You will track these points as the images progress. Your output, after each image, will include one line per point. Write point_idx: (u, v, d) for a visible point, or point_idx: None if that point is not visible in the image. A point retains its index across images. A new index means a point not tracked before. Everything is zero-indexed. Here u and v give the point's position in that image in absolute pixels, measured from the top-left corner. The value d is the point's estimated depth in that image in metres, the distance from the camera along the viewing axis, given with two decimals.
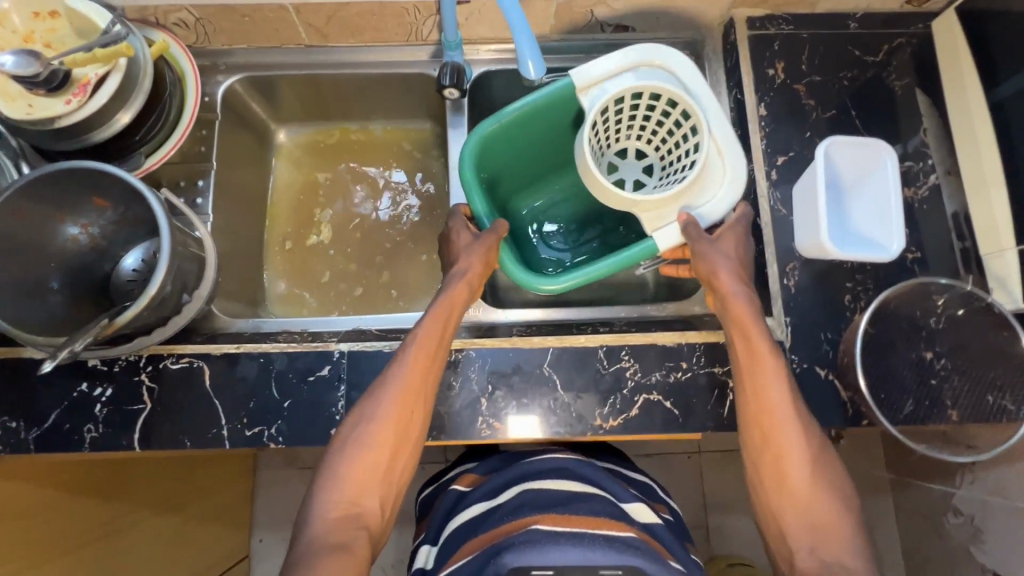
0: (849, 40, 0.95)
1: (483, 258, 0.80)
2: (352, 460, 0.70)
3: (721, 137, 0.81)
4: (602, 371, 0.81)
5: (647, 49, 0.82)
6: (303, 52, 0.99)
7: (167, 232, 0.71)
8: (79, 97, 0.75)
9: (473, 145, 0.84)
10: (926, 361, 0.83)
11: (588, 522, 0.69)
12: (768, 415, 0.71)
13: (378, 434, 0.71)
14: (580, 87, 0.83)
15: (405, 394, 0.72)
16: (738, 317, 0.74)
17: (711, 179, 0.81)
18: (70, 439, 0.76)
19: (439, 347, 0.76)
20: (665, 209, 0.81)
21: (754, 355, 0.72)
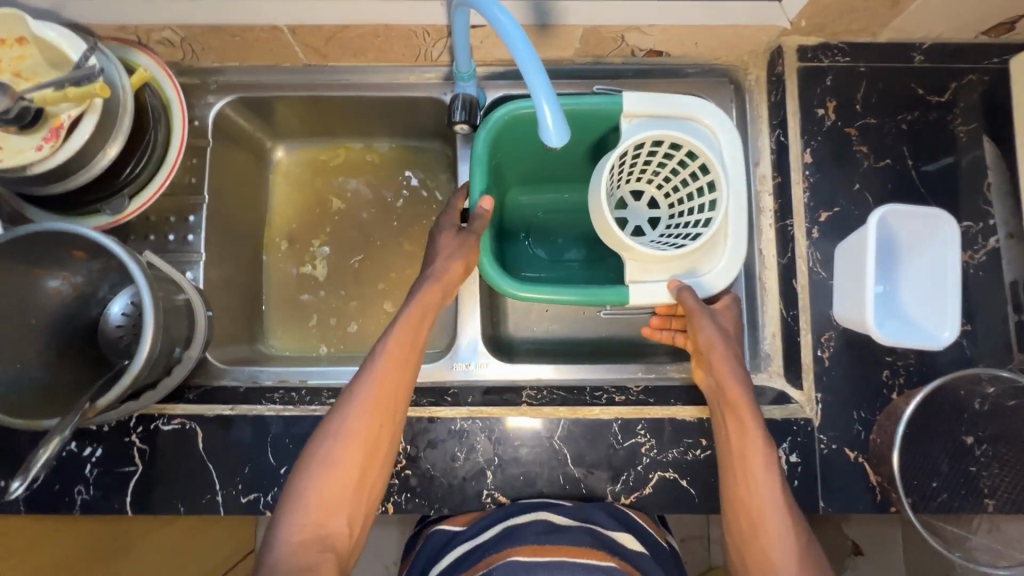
0: (911, 75, 0.84)
1: (462, 259, 0.74)
2: (317, 475, 0.64)
3: (735, 221, 0.72)
4: (615, 447, 0.76)
5: (708, 106, 0.73)
6: (301, 71, 0.90)
7: (151, 299, 0.66)
8: (51, 141, 0.68)
9: (496, 121, 0.78)
10: (966, 446, 0.77)
11: (567, 552, 0.69)
12: (761, 497, 0.66)
13: (347, 443, 0.65)
14: (628, 112, 0.75)
15: (377, 404, 0.67)
16: (734, 400, 0.68)
17: (711, 253, 0.73)
18: (61, 500, 0.74)
19: (416, 345, 0.71)
20: (653, 268, 0.73)
21: (745, 449, 0.67)
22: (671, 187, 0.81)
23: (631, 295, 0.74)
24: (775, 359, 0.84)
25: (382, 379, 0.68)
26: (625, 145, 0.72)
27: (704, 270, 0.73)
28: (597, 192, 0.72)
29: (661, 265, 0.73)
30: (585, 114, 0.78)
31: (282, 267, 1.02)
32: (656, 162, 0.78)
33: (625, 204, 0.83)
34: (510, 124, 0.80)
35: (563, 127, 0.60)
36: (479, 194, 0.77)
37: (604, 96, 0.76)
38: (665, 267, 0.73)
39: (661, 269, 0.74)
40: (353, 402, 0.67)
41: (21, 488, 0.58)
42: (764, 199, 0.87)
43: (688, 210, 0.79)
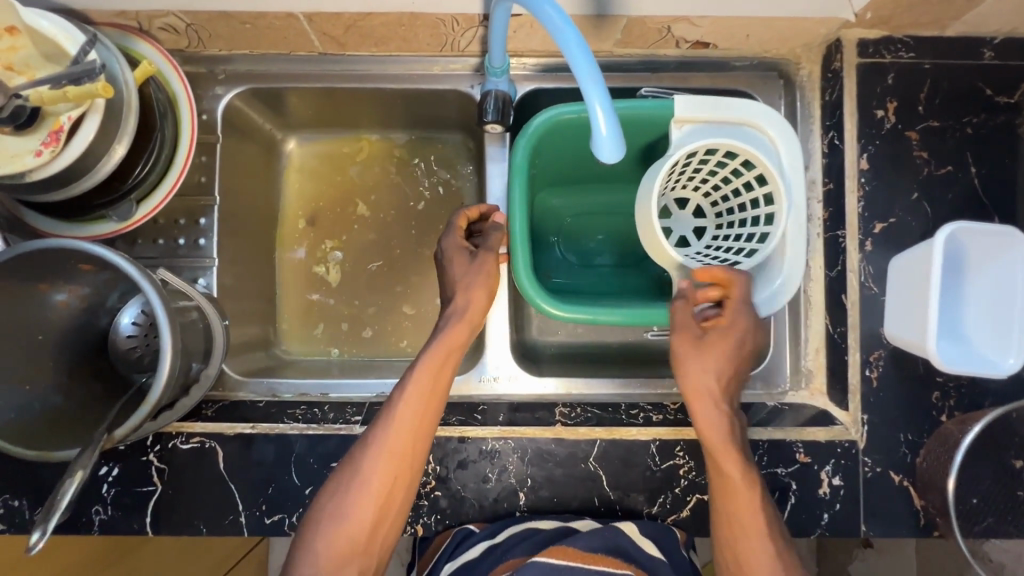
0: (979, 73, 0.77)
1: (483, 292, 0.73)
2: (331, 523, 0.64)
3: (794, 241, 0.68)
4: (653, 469, 0.74)
5: (768, 113, 0.69)
6: (316, 60, 0.83)
7: (167, 322, 0.61)
8: (51, 146, 0.61)
9: (543, 124, 0.73)
10: (1015, 470, 0.74)
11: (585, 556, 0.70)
12: (739, 518, 0.65)
13: (359, 495, 0.64)
14: (680, 117, 0.70)
15: (395, 453, 0.65)
16: (707, 430, 0.68)
17: (766, 273, 0.70)
18: (78, 521, 0.71)
19: (433, 397, 0.68)
20: (705, 284, 0.70)
21: (726, 483, 0.66)
22: (719, 196, 0.78)
23: (681, 314, 0.71)
24: (817, 376, 0.80)
25: (400, 427, 0.66)
26: (679, 155, 0.68)
27: (760, 292, 0.70)
28: (648, 206, 0.69)
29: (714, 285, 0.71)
30: (638, 120, 0.74)
31: (296, 269, 0.97)
32: (706, 170, 0.75)
33: (669, 211, 0.81)
34: (559, 123, 0.75)
35: (618, 141, 0.53)
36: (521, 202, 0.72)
37: (655, 100, 0.72)
38: (718, 287, 0.70)
39: (712, 289, 0.71)
40: (371, 449, 0.65)
41: (43, 537, 0.54)
42: (813, 206, 0.81)
43: (738, 222, 0.77)
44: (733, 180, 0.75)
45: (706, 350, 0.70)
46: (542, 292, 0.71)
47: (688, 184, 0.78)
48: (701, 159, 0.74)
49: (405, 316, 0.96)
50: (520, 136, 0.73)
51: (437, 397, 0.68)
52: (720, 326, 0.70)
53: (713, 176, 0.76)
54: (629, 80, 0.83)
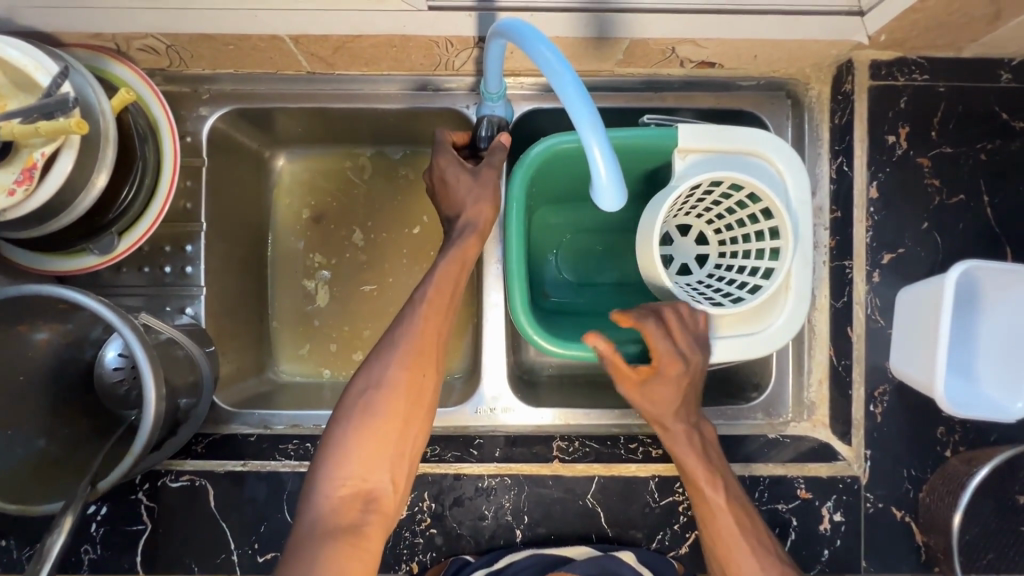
0: (995, 97, 0.74)
1: (490, 200, 0.70)
2: (357, 431, 0.58)
3: (798, 276, 0.67)
4: (651, 505, 0.73)
5: (776, 144, 0.67)
6: (304, 79, 0.79)
7: (150, 368, 0.59)
8: (23, 184, 0.58)
9: (542, 153, 0.70)
10: (1018, 504, 0.73)
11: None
12: (728, 539, 0.65)
13: (387, 396, 0.59)
14: (684, 147, 0.67)
15: (419, 350, 0.61)
16: (687, 460, 0.67)
17: (769, 307, 0.68)
18: (67, 560, 0.70)
19: (452, 295, 0.65)
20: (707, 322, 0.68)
21: (705, 504, 0.66)
22: (723, 224, 0.75)
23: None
24: (820, 407, 0.79)
25: (426, 328, 0.62)
26: (684, 188, 0.65)
27: (763, 328, 0.67)
28: (651, 243, 0.67)
29: (715, 322, 0.68)
30: (640, 149, 0.70)
31: (288, 290, 0.94)
32: (710, 200, 0.72)
33: (671, 238, 0.77)
34: (561, 150, 0.71)
35: (619, 189, 0.51)
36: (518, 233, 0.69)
37: (656, 129, 0.68)
38: (722, 324, 0.68)
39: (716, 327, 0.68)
40: (395, 349, 0.61)
41: None
42: (819, 233, 0.79)
43: (742, 253, 0.73)
44: (736, 210, 0.72)
45: (652, 393, 0.67)
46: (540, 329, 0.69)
47: (691, 211, 0.75)
48: (706, 189, 0.70)
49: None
50: (521, 161, 0.70)
51: (455, 299, 0.66)
52: (655, 370, 0.66)
53: (718, 205, 0.73)
54: (630, 101, 0.80)
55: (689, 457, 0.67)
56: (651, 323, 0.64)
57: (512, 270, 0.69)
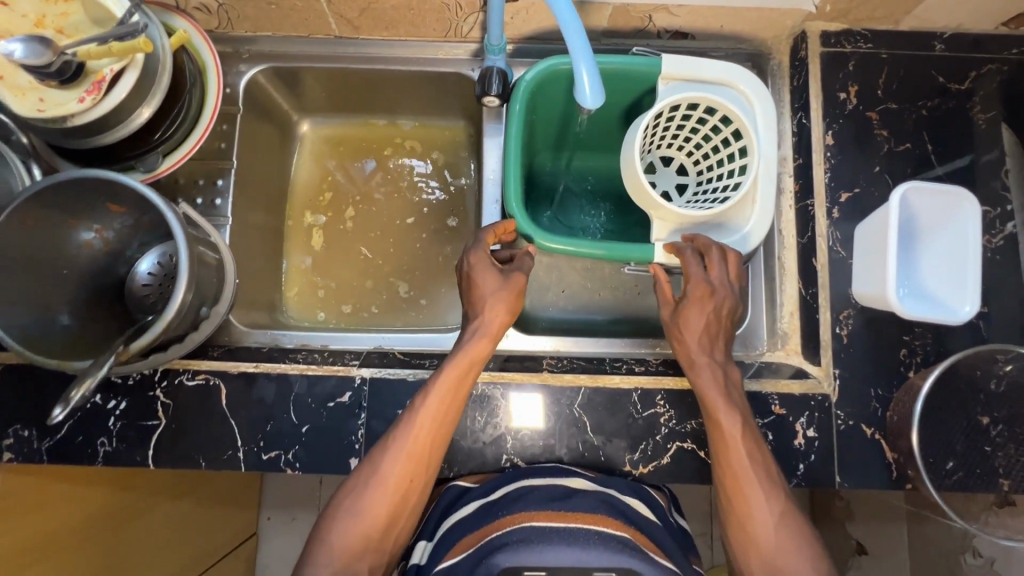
0: (933, 64, 0.85)
1: (507, 305, 0.74)
2: (354, 512, 0.66)
3: (763, 188, 0.76)
4: (634, 416, 0.77)
5: (745, 74, 0.77)
6: (332, 43, 0.92)
7: (186, 250, 0.67)
8: (93, 94, 0.69)
9: (536, 76, 0.78)
10: (982, 426, 0.77)
11: (587, 519, 0.63)
12: (739, 472, 0.67)
13: (378, 497, 0.66)
14: (666, 74, 0.78)
15: (411, 455, 0.68)
16: (710, 396, 0.70)
17: (737, 217, 0.77)
18: (83, 451, 0.74)
19: (453, 400, 0.70)
20: (678, 224, 0.78)
21: (726, 440, 0.68)
22: (701, 154, 0.85)
23: (655, 253, 0.78)
24: (792, 337, 0.84)
25: (418, 430, 0.69)
26: (664, 105, 0.76)
27: (729, 235, 0.77)
28: (632, 155, 0.77)
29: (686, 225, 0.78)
30: (628, 75, 0.80)
31: (305, 239, 1.04)
32: (689, 127, 0.82)
33: (655, 168, 0.89)
34: (558, 76, 0.80)
35: (598, 87, 0.63)
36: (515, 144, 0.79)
37: (645, 58, 0.78)
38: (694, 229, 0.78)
39: (688, 230, 0.79)
40: (389, 452, 0.68)
41: (65, 412, 0.59)
42: (785, 180, 0.88)
43: (716, 177, 0.84)
44: (710, 136, 0.82)
45: (683, 317, 0.73)
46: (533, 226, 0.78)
47: (672, 140, 0.85)
48: (685, 115, 0.81)
49: (402, 302, 1.03)
50: (519, 81, 0.78)
51: (454, 409, 0.70)
52: (686, 295, 0.74)
53: (695, 133, 0.83)
54: None
55: (713, 393, 0.69)
56: (687, 252, 0.75)
57: (509, 173, 0.79)
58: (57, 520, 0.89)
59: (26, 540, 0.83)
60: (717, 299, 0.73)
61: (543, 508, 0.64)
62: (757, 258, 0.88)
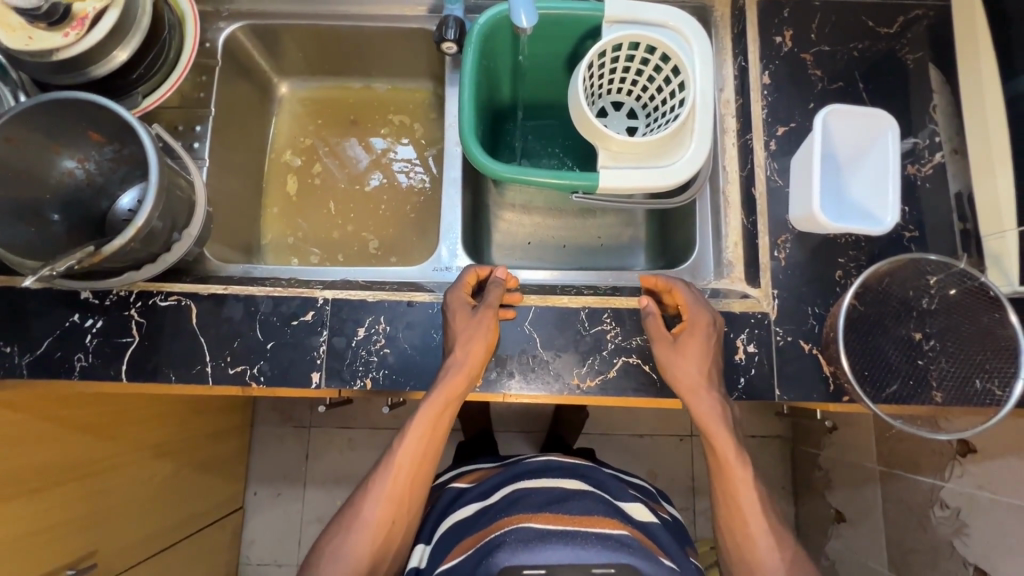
0: (863, 11, 0.91)
1: (480, 342, 0.75)
2: (338, 558, 0.70)
3: (701, 117, 0.78)
4: (582, 333, 0.81)
5: (682, 15, 0.81)
6: (305, 1, 0.99)
7: (156, 168, 0.72)
8: (77, 30, 0.75)
9: (489, 20, 0.82)
10: (914, 340, 0.81)
11: (583, 521, 0.71)
12: (738, 493, 0.74)
13: (362, 542, 0.71)
14: (610, 17, 0.82)
15: (393, 498, 0.73)
16: (709, 427, 0.74)
17: (679, 144, 0.79)
18: (61, 366, 0.79)
19: (430, 441, 0.75)
20: (622, 153, 0.80)
21: (725, 465, 0.74)
22: (648, 96, 0.90)
23: (600, 180, 0.79)
24: (737, 266, 0.89)
25: (397, 472, 0.74)
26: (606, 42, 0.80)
27: (671, 163, 0.79)
28: (577, 91, 0.80)
29: (632, 156, 0.80)
30: (571, 20, 0.85)
31: (283, 194, 1.11)
32: (634, 69, 0.88)
33: (605, 113, 0.93)
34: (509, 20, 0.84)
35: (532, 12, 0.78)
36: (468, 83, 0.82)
37: (588, 3, 0.83)
38: (638, 157, 0.80)
39: (632, 160, 0.80)
40: (371, 497, 0.73)
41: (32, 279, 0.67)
42: (728, 121, 0.93)
43: (660, 116, 0.88)
44: (654, 78, 0.87)
45: (685, 351, 0.75)
46: (483, 151, 0.79)
47: (621, 85, 0.91)
48: (629, 57, 0.86)
49: (373, 252, 1.08)
50: (472, 24, 0.83)
51: (432, 447, 0.76)
52: (685, 326, 0.77)
53: (641, 75, 0.88)
54: None
55: (715, 424, 0.73)
56: (681, 286, 0.79)
57: (463, 107, 0.80)
58: (51, 457, 0.92)
59: (22, 473, 0.87)
60: (716, 325, 0.77)
61: (541, 511, 0.72)
62: (703, 194, 0.92)
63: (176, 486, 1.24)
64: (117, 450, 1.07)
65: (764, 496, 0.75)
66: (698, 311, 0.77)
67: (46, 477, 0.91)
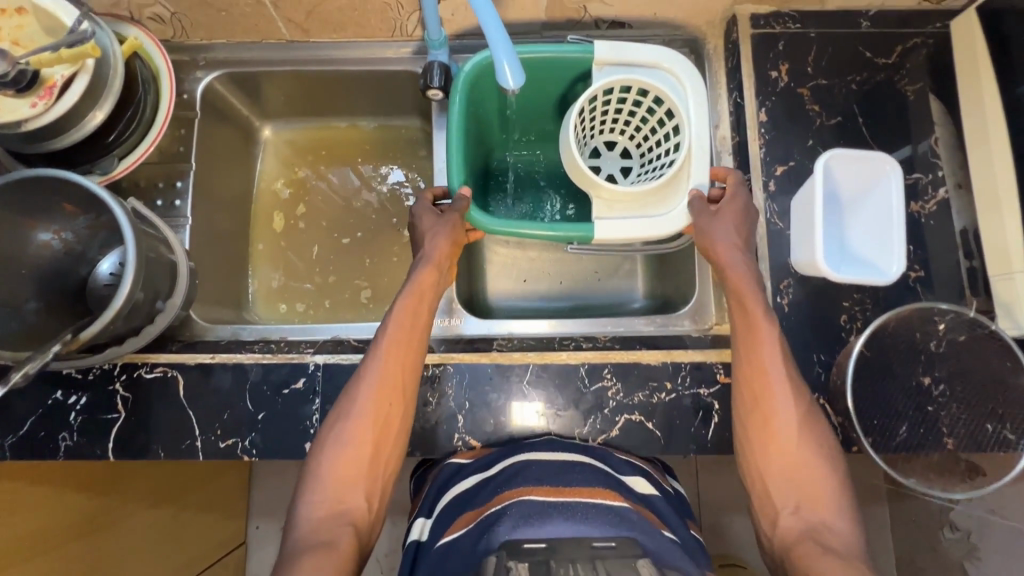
0: (861, 41, 0.88)
1: (448, 234, 0.77)
2: (337, 443, 0.68)
3: (698, 162, 0.76)
4: (583, 390, 0.79)
5: (674, 55, 0.78)
6: (284, 47, 0.96)
7: (134, 243, 0.69)
8: (44, 99, 0.73)
9: (473, 68, 0.79)
10: (923, 386, 0.79)
11: (582, 492, 0.67)
12: (764, 374, 0.70)
13: (358, 428, 0.68)
14: (599, 60, 0.79)
15: (386, 378, 0.70)
16: (738, 281, 0.72)
17: (676, 188, 0.77)
18: (45, 446, 0.76)
19: (415, 328, 0.73)
20: (618, 203, 0.77)
21: (752, 323, 0.71)
22: (642, 136, 0.87)
23: (595, 231, 0.76)
24: None
25: (388, 358, 0.71)
26: (596, 87, 0.77)
27: (668, 211, 0.76)
28: (568, 140, 0.77)
29: (627, 206, 0.77)
30: (561, 64, 0.82)
31: (271, 242, 1.07)
32: (626, 110, 0.85)
33: (598, 153, 0.90)
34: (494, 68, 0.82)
35: (518, 69, 0.66)
36: (456, 136, 0.79)
37: (577, 45, 0.80)
38: (635, 206, 0.77)
39: (627, 208, 0.77)
40: (361, 384, 0.70)
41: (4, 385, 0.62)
42: (725, 159, 0.90)
43: (656, 157, 0.85)
44: (646, 118, 0.85)
45: (723, 216, 0.75)
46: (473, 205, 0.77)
47: (613, 126, 0.88)
48: (620, 98, 0.83)
49: (364, 300, 1.05)
50: (457, 72, 0.80)
51: (417, 334, 0.73)
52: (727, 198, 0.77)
53: (632, 115, 0.86)
54: None
55: (746, 284, 0.72)
56: (736, 175, 0.78)
57: (451, 160, 0.78)
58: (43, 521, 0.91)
59: (13, 545, 0.85)
60: (753, 217, 0.77)
61: (541, 483, 0.68)
62: None
63: (183, 525, 1.22)
64: (113, 502, 1.05)
65: (789, 358, 0.71)
66: (737, 189, 0.77)
67: (46, 542, 0.90)
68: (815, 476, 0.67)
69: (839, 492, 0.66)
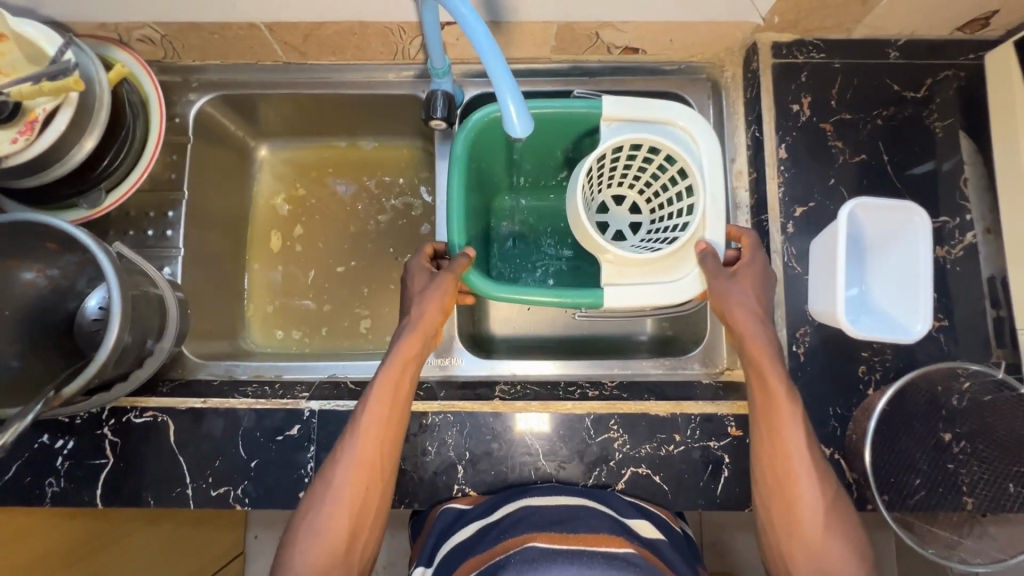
0: (888, 72, 0.83)
1: (438, 301, 0.72)
2: (312, 530, 0.65)
3: (712, 228, 0.72)
4: (588, 441, 0.76)
5: (688, 112, 0.74)
6: (281, 69, 0.91)
7: (119, 289, 0.66)
8: (26, 134, 0.68)
9: (476, 124, 0.77)
10: (943, 442, 0.76)
11: (587, 540, 0.64)
12: (787, 449, 0.67)
13: (332, 517, 0.66)
14: (607, 116, 0.76)
15: (363, 464, 0.67)
16: (757, 351, 0.68)
17: (688, 253, 0.73)
18: (31, 492, 0.74)
19: (395, 407, 0.69)
20: (627, 267, 0.74)
21: (772, 396, 0.67)
22: (652, 192, 0.83)
23: (605, 297, 0.73)
24: None
25: (365, 439, 0.67)
26: (606, 146, 0.73)
27: (680, 277, 0.73)
28: (575, 200, 0.74)
29: (636, 271, 0.74)
30: (567, 116, 0.79)
31: (269, 268, 1.04)
32: (636, 167, 0.81)
33: (606, 208, 0.86)
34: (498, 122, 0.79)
35: (525, 117, 0.61)
36: (457, 196, 0.76)
37: (585, 101, 0.77)
38: (646, 271, 0.74)
39: (638, 274, 0.74)
40: (337, 468, 0.67)
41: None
42: (741, 195, 0.86)
43: (669, 214, 0.81)
44: (656, 175, 0.81)
45: (740, 282, 0.71)
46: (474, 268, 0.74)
47: (623, 181, 0.84)
48: (629, 154, 0.79)
49: (363, 330, 1.01)
50: (460, 129, 0.77)
51: (397, 414, 0.69)
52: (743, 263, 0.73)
53: (642, 172, 0.82)
54: (570, 84, 0.90)
55: (765, 356, 0.68)
56: (751, 236, 0.74)
57: (452, 219, 0.76)
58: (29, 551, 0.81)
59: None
60: (769, 284, 0.73)
61: (544, 529, 0.65)
62: None
63: (192, 538, 1.12)
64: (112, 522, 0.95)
65: (812, 440, 0.68)
66: (754, 257, 0.73)
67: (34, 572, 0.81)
68: (840, 566, 0.65)
69: (863, 573, 0.64)
